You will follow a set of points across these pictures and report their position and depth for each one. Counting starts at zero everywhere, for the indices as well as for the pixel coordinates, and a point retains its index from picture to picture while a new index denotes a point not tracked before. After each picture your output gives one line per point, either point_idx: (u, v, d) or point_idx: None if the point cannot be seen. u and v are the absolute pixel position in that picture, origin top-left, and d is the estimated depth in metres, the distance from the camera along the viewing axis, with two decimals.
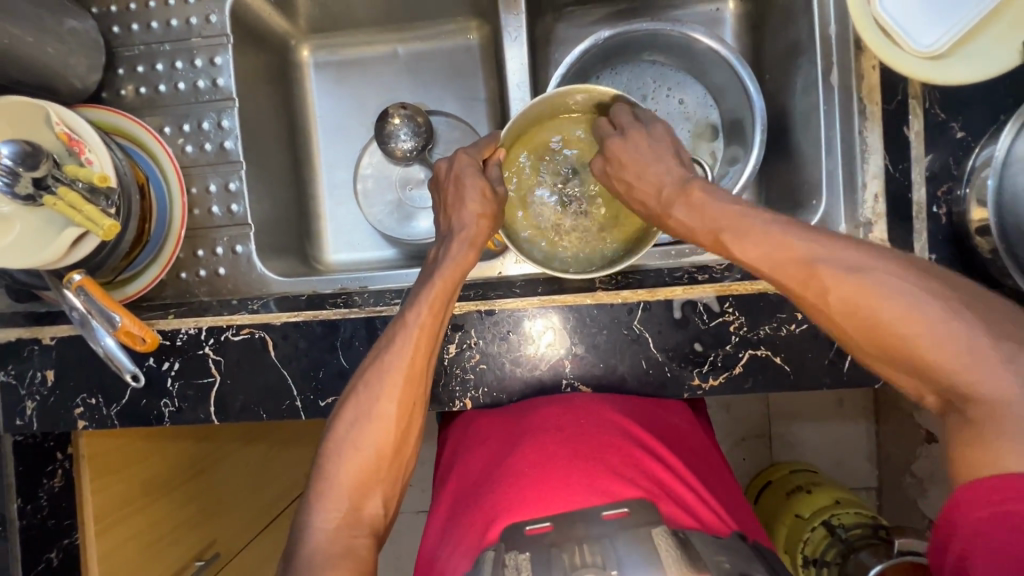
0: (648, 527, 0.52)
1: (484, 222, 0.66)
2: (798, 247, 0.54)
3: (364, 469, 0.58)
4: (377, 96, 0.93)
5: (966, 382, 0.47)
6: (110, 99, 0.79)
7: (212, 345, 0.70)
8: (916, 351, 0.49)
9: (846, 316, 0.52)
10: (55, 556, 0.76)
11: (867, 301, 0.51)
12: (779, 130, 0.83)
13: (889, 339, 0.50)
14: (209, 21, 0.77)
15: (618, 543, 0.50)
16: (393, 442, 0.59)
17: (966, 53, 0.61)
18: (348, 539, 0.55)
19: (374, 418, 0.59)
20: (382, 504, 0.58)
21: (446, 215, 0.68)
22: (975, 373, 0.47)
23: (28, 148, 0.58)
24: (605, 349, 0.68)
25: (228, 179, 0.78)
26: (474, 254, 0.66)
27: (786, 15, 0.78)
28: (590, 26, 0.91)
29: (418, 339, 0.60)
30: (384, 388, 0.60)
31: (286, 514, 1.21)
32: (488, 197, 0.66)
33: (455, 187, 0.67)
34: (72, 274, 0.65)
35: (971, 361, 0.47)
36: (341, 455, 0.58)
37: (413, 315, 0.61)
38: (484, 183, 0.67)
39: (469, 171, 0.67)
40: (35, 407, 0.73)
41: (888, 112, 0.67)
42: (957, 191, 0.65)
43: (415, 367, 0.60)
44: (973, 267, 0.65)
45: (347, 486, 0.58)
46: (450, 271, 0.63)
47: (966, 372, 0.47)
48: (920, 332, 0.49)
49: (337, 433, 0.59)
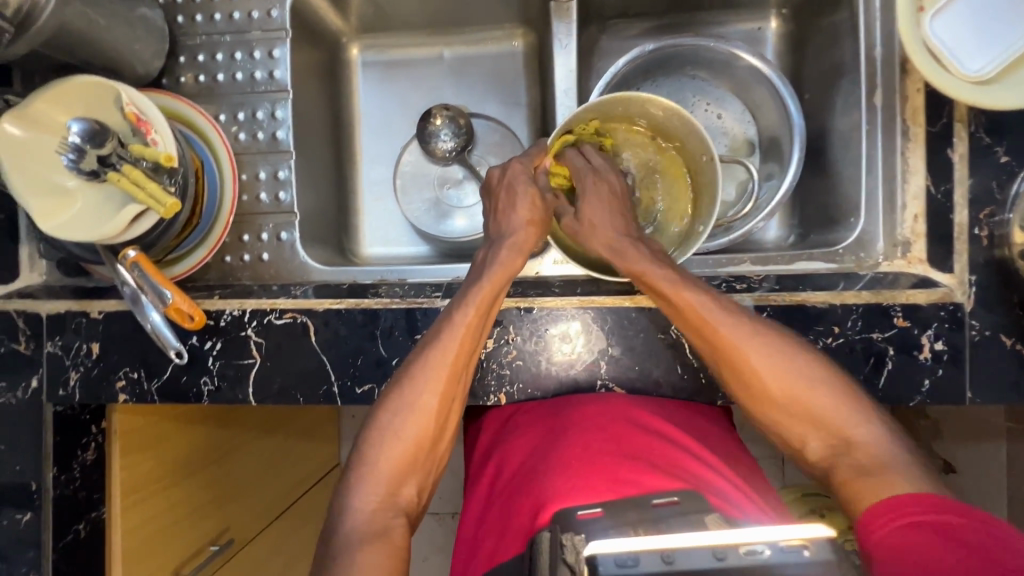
0: (700, 513, 0.51)
1: (533, 229, 0.68)
2: (729, 317, 0.62)
3: (403, 458, 0.59)
4: (421, 96, 0.96)
5: (848, 431, 0.58)
6: (170, 86, 0.82)
7: (255, 327, 0.72)
8: (811, 406, 0.59)
9: (769, 376, 0.60)
10: (82, 528, 0.76)
11: (783, 363, 0.60)
12: (816, 149, 0.84)
13: (793, 398, 0.60)
14: (270, 16, 0.80)
15: (673, 525, 0.50)
16: (432, 434, 0.61)
17: (1015, 79, 0.62)
18: (386, 521, 0.56)
19: (415, 411, 0.60)
20: (417, 490, 0.60)
21: (495, 219, 0.71)
22: (855, 426, 0.58)
23: (97, 127, 0.63)
24: (641, 352, 0.68)
25: (277, 168, 0.81)
26: (523, 260, 0.67)
27: (831, 37, 0.80)
28: (633, 38, 0.93)
29: (463, 338, 0.62)
30: (428, 382, 0.61)
31: (299, 504, 1.22)
32: (538, 206, 0.69)
33: (507, 193, 0.70)
34: (128, 251, 0.68)
35: (849, 415, 0.58)
36: (383, 440, 0.60)
37: (460, 314, 0.63)
38: (535, 192, 0.70)
39: (521, 180, 0.70)
40: (78, 378, 0.75)
41: (932, 133, 0.68)
42: (1000, 215, 0.66)
43: (457, 365, 0.62)
44: (1013, 289, 0.65)
45: (387, 474, 0.59)
46: (499, 275, 0.65)
47: (845, 424, 0.58)
48: (816, 389, 0.59)
49: (379, 419, 0.61)
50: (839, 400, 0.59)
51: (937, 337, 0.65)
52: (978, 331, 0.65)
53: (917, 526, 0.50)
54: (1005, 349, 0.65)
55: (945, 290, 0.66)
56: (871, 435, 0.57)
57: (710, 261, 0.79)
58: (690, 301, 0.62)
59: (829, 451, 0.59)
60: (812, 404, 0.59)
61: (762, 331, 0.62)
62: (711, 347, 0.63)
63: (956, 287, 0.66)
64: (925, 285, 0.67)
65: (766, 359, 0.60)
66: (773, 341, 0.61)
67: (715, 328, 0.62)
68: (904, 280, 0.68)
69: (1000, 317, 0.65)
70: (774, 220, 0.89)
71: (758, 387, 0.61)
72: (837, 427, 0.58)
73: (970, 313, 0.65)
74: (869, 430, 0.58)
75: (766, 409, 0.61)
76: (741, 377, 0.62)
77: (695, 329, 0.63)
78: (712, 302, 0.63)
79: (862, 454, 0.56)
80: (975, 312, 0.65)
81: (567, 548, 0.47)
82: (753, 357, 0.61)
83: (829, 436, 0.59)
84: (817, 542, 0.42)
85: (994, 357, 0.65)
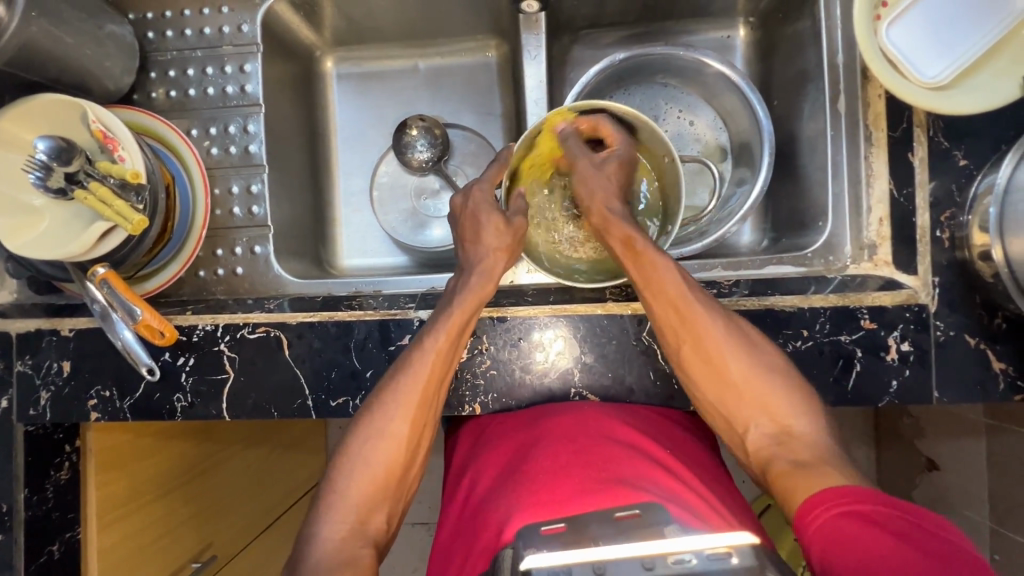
0: (659, 525, 0.50)
1: (501, 255, 0.69)
2: (704, 297, 0.63)
3: (377, 486, 0.59)
4: (396, 108, 0.96)
5: (789, 419, 0.60)
6: (141, 101, 0.82)
7: (228, 342, 0.72)
8: (763, 393, 0.61)
9: (727, 354, 0.62)
10: (56, 549, 0.75)
11: (743, 346, 0.62)
12: (786, 154, 0.86)
13: (746, 381, 0.61)
14: (240, 30, 0.80)
15: (633, 538, 0.48)
16: (403, 461, 0.61)
17: (968, 86, 0.64)
18: (355, 550, 0.55)
19: (387, 437, 0.60)
20: (386, 517, 0.59)
21: (464, 249, 0.71)
22: (799, 417, 0.60)
23: (64, 144, 0.62)
24: (614, 359, 0.69)
25: (250, 182, 0.81)
26: (494, 285, 0.68)
27: (795, 45, 0.81)
28: (605, 48, 0.94)
29: (434, 361, 0.62)
30: (398, 410, 0.61)
31: (284, 522, 1.21)
32: (504, 231, 0.70)
33: (471, 222, 0.71)
34: (98, 267, 0.67)
35: (796, 405, 0.60)
36: (360, 467, 0.60)
37: (431, 339, 0.63)
38: (499, 219, 0.70)
39: (484, 208, 0.71)
40: (49, 398, 0.74)
41: (893, 138, 0.70)
42: (961, 217, 0.67)
43: (430, 390, 0.62)
44: (976, 290, 0.66)
45: (356, 501, 0.59)
46: (469, 301, 0.65)
47: (789, 413, 0.60)
48: (766, 376, 0.61)
49: (353, 446, 0.61)
50: (787, 387, 0.61)
51: (903, 338, 0.66)
52: (943, 331, 0.66)
53: (853, 516, 0.48)
54: (970, 349, 0.66)
55: (910, 292, 0.67)
56: (811, 427, 0.59)
57: (682, 268, 0.80)
58: (665, 275, 0.63)
59: (768, 438, 0.60)
60: (764, 389, 0.61)
61: (713, 319, 0.62)
62: (682, 323, 0.63)
63: (920, 288, 0.67)
64: (891, 286, 0.68)
65: (728, 339, 0.62)
66: (731, 327, 0.63)
67: (686, 308, 0.62)
68: (870, 282, 0.69)
69: (963, 318, 0.66)
70: (747, 224, 0.90)
71: (714, 366, 0.62)
72: (779, 414, 0.60)
73: (934, 313, 0.66)
74: (810, 422, 0.59)
75: (720, 393, 0.62)
76: (702, 354, 0.62)
77: (670, 303, 0.63)
78: (679, 289, 0.63)
79: (801, 444, 0.58)
80: (938, 314, 0.66)
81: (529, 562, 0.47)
82: (716, 334, 0.62)
83: (773, 424, 0.60)
84: (741, 549, 0.45)
85: (959, 357, 0.66)
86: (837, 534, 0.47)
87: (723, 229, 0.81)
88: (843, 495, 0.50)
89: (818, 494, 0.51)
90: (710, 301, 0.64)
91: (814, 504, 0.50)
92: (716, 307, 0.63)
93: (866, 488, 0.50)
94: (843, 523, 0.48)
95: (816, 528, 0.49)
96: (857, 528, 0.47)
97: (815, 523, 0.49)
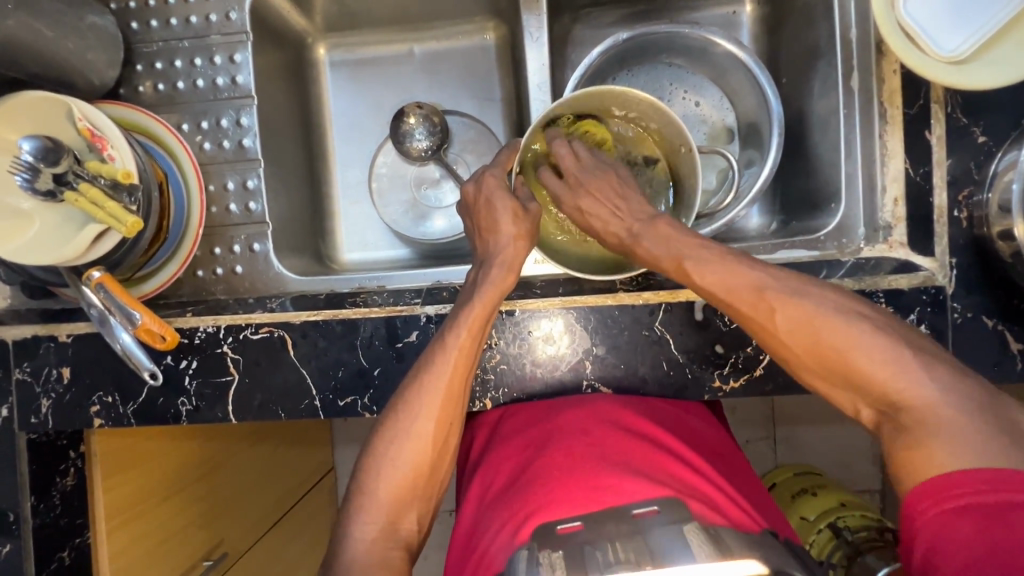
0: (680, 524, 0.50)
1: (521, 243, 0.66)
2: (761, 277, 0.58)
3: (403, 490, 0.59)
4: (392, 95, 0.93)
5: (894, 390, 0.52)
6: (128, 96, 0.79)
7: (231, 343, 0.70)
8: (852, 364, 0.54)
9: (793, 327, 0.56)
10: (66, 555, 0.74)
11: (815, 326, 0.55)
12: (796, 133, 0.83)
13: (827, 355, 0.55)
14: (228, 19, 0.77)
15: (651, 538, 0.48)
16: (430, 460, 0.60)
17: (989, 59, 0.61)
18: (385, 553, 0.56)
19: (413, 440, 0.60)
20: (417, 518, 0.59)
21: (482, 238, 0.68)
22: (906, 386, 0.52)
23: (50, 144, 0.59)
24: (626, 350, 0.68)
25: (246, 177, 0.78)
26: (514, 277, 0.65)
27: (806, 19, 0.78)
28: (607, 28, 0.90)
29: (457, 359, 0.61)
30: (423, 409, 0.60)
31: (293, 515, 1.21)
32: (521, 217, 0.67)
33: (487, 209, 0.68)
34: (93, 271, 0.65)
35: (903, 372, 0.52)
36: (382, 472, 0.59)
37: (452, 336, 0.61)
38: (516, 204, 0.67)
39: (499, 194, 0.68)
40: (50, 405, 0.73)
41: (909, 116, 0.68)
42: (979, 196, 0.65)
43: (453, 389, 0.61)
44: (994, 269, 0.65)
45: (384, 505, 0.58)
46: (490, 294, 0.63)
47: (892, 385, 0.52)
48: (864, 351, 0.53)
49: (375, 449, 0.60)
50: (888, 348, 0.53)
51: (920, 320, 0.65)
52: (960, 313, 0.65)
53: (968, 509, 0.45)
54: (988, 330, 0.65)
55: (927, 274, 0.66)
56: (921, 395, 0.51)
57: None
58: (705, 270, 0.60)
59: (883, 415, 0.53)
60: (855, 360, 0.53)
61: (780, 293, 0.57)
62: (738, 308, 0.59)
63: (937, 270, 0.66)
64: (908, 268, 0.67)
65: (797, 322, 0.56)
66: (804, 298, 0.56)
67: (735, 304, 0.59)
68: (885, 264, 0.68)
69: (981, 298, 0.65)
70: (756, 207, 0.88)
71: (787, 352, 0.57)
72: (882, 389, 0.52)
73: (952, 295, 0.65)
74: (924, 386, 0.51)
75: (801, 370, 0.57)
76: (771, 345, 0.58)
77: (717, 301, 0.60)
78: (726, 273, 0.59)
79: (908, 419, 0.51)
80: (956, 295, 0.65)
81: (542, 568, 0.47)
82: (780, 313, 0.57)
83: (877, 400, 0.53)
84: None
85: (976, 338, 0.65)
86: (950, 533, 0.45)
87: (732, 213, 0.78)
88: (977, 479, 0.46)
89: (954, 473, 0.47)
90: (767, 275, 0.58)
91: (947, 486, 0.47)
92: (778, 281, 0.58)
93: (983, 468, 0.46)
94: (964, 517, 0.45)
95: (925, 520, 0.47)
96: (971, 523, 0.45)
97: (933, 508, 0.47)
